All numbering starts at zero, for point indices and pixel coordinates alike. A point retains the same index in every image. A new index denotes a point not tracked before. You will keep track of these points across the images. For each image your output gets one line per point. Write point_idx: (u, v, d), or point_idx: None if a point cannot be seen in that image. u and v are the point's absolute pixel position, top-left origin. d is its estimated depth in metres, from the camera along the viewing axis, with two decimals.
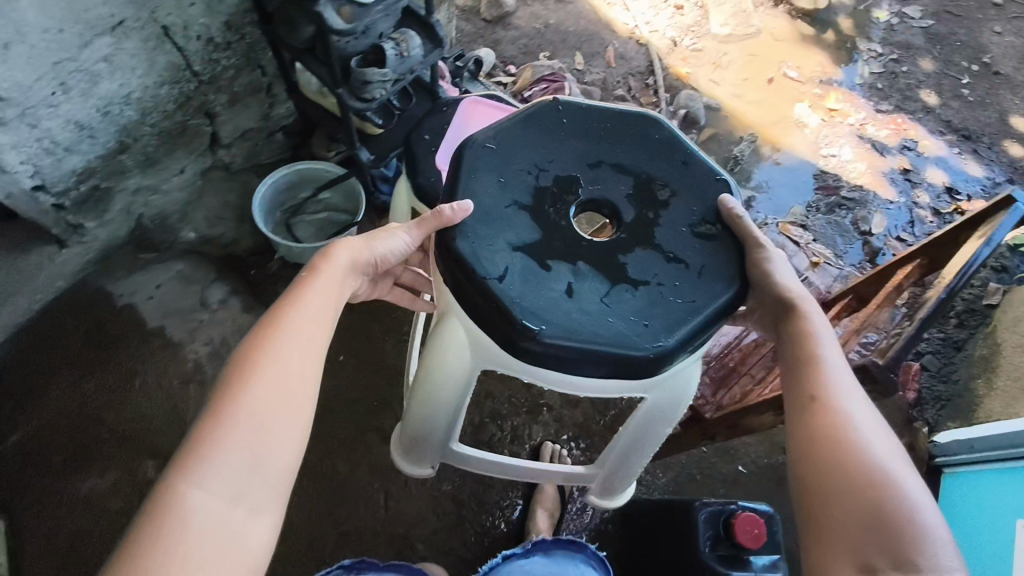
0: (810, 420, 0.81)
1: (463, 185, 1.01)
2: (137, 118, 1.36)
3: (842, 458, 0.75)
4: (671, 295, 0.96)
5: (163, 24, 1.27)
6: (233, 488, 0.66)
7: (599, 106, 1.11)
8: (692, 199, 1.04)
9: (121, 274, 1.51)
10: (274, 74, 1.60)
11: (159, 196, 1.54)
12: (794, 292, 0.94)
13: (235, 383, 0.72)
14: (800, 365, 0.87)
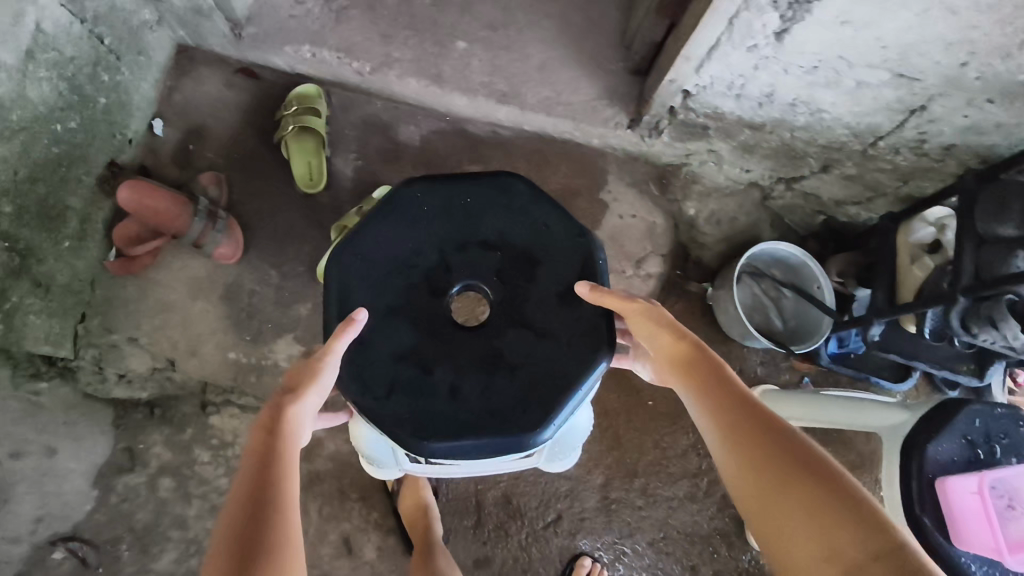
0: (773, 466, 0.75)
1: (344, 298, 1.02)
2: (798, 125, 1.25)
3: (823, 488, 0.72)
4: (544, 376, 0.99)
5: (926, 107, 1.11)
6: None
7: (449, 181, 1.08)
8: (555, 271, 1.04)
9: (624, 178, 1.50)
10: (903, 193, 1.41)
11: (714, 167, 1.46)
12: (683, 342, 0.87)
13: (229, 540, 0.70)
14: (735, 425, 0.80)
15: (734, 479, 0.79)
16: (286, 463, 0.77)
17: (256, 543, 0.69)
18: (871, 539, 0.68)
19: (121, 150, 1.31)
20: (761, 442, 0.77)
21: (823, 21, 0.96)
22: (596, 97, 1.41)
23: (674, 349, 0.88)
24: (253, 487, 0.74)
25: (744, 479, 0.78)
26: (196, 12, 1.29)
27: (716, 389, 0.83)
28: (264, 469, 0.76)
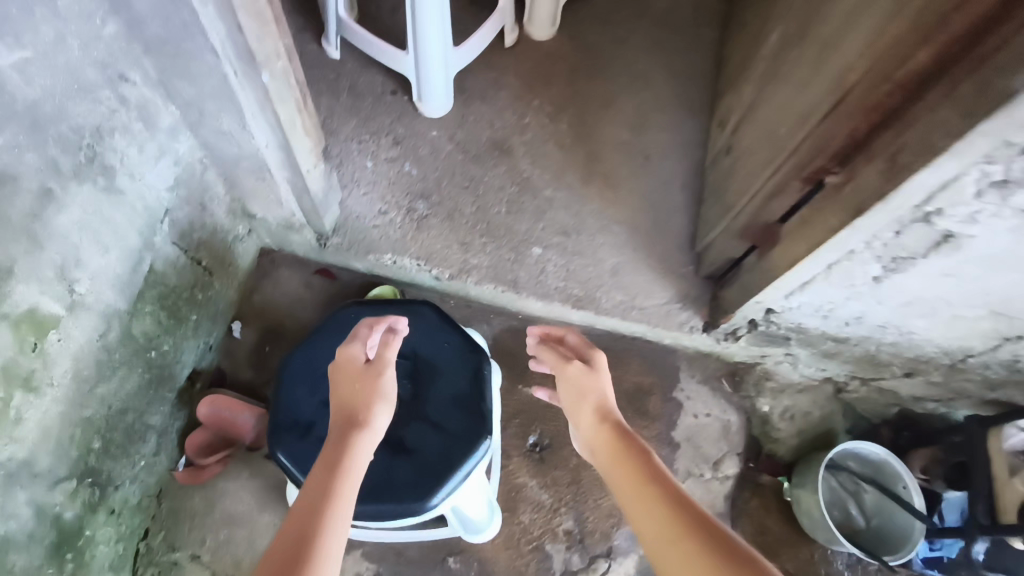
0: (648, 508, 0.80)
1: (279, 397, 1.05)
2: (881, 340, 1.24)
3: (687, 519, 0.77)
4: (435, 458, 1.01)
5: (1016, 337, 1.11)
6: None
7: (376, 301, 1.15)
8: (454, 376, 1.08)
9: (697, 376, 1.48)
10: (985, 399, 1.38)
11: (787, 367, 1.46)
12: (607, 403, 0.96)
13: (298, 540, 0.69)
14: (621, 468, 0.86)
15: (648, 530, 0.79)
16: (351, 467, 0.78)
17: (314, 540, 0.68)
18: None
19: (201, 357, 1.31)
20: (634, 479, 0.84)
21: (924, 272, 0.97)
22: (669, 300, 1.43)
23: (585, 403, 0.97)
24: (318, 488, 0.74)
25: (629, 516, 0.82)
26: (289, 228, 1.34)
27: (607, 436, 0.92)
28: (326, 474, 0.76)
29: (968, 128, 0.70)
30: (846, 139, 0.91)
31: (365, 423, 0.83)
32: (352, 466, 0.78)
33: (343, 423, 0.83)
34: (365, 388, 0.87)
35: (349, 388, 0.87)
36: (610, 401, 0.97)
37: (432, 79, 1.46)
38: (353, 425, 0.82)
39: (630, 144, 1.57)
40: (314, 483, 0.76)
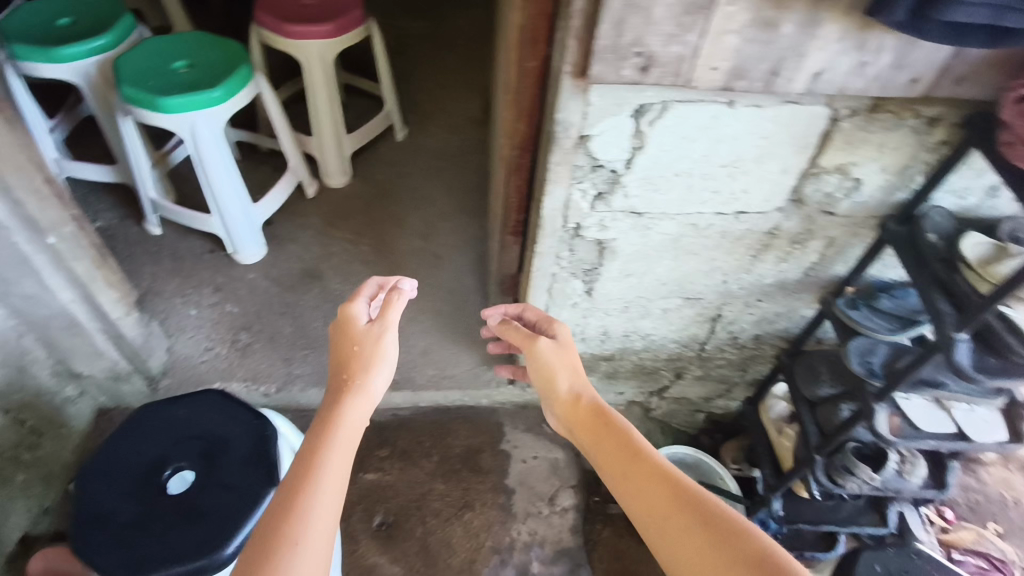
0: (648, 490, 0.82)
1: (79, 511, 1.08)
2: (637, 348, 1.51)
3: (681, 497, 0.80)
4: (225, 518, 1.02)
5: (719, 314, 1.41)
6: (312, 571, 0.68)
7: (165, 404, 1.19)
8: (240, 443, 1.11)
9: (520, 426, 1.67)
10: (748, 380, 1.65)
11: (591, 397, 1.69)
12: (578, 381, 1.00)
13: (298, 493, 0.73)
14: (609, 447, 0.90)
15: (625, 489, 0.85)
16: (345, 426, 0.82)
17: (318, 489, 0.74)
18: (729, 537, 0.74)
19: (35, 521, 1.33)
20: (623, 459, 0.87)
21: (611, 277, 1.27)
22: (475, 363, 1.66)
23: (561, 381, 0.99)
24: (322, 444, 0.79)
25: (615, 484, 0.86)
26: (116, 378, 1.47)
27: (590, 420, 0.94)
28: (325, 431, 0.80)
29: (549, 163, 1.03)
30: (516, 194, 1.24)
31: (359, 385, 0.86)
32: (347, 426, 0.82)
33: (341, 392, 0.86)
34: (364, 357, 0.89)
35: (348, 360, 0.89)
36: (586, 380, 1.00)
37: (239, 231, 1.74)
38: (353, 396, 0.85)
39: (424, 249, 1.88)
40: (304, 455, 0.78)
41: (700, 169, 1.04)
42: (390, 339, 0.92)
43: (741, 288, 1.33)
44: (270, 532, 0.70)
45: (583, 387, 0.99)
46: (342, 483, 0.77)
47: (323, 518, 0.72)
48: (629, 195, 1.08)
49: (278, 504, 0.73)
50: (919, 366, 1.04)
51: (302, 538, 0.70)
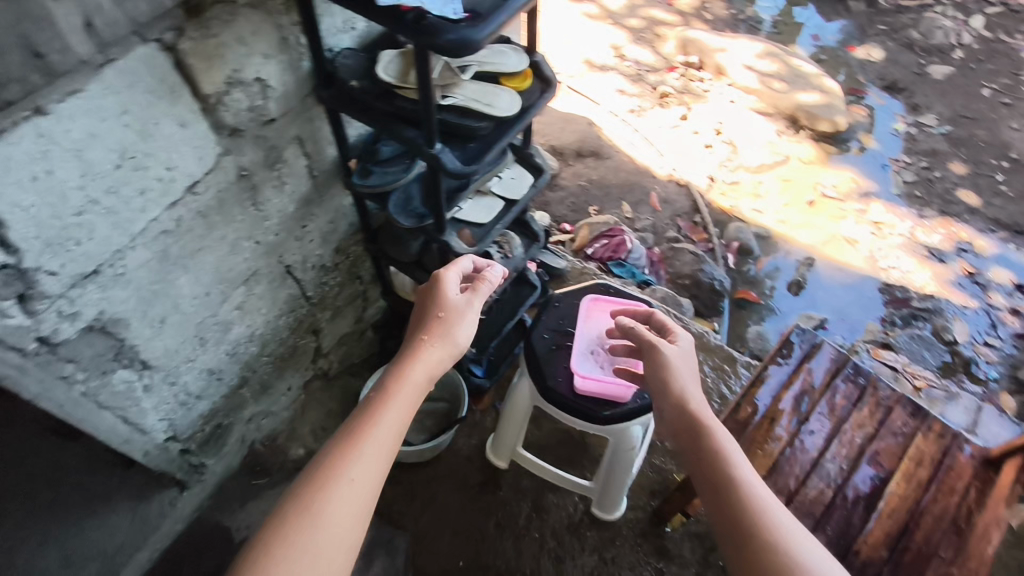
0: (738, 516, 0.90)
1: None
2: (257, 352, 1.37)
3: (775, 573, 0.83)
4: None
5: (287, 265, 1.33)
6: (359, 490, 0.86)
7: None
8: None
9: (235, 506, 1.45)
10: (370, 280, 1.68)
11: (270, 418, 1.53)
12: (686, 389, 1.05)
13: (362, 432, 0.91)
14: (712, 467, 0.96)
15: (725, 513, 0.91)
16: (412, 376, 0.99)
17: (376, 427, 0.92)
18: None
19: None
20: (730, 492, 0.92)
21: (148, 336, 1.04)
22: (129, 511, 1.31)
23: (676, 386, 1.05)
24: (391, 389, 0.97)
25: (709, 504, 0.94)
26: None
27: (692, 433, 1.01)
28: (394, 384, 0.98)
29: None
30: None
31: (431, 344, 1.04)
32: (415, 373, 1.00)
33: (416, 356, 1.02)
34: (444, 327, 1.06)
35: (433, 328, 1.06)
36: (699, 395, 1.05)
37: None
38: (426, 362, 1.02)
39: None
40: (375, 403, 0.95)
41: (98, 187, 0.84)
42: (461, 322, 1.08)
43: (275, 233, 1.23)
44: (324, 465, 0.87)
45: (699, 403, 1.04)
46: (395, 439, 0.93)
47: (371, 464, 0.88)
48: (55, 268, 0.83)
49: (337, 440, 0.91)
50: (437, 178, 1.09)
51: (342, 480, 0.86)
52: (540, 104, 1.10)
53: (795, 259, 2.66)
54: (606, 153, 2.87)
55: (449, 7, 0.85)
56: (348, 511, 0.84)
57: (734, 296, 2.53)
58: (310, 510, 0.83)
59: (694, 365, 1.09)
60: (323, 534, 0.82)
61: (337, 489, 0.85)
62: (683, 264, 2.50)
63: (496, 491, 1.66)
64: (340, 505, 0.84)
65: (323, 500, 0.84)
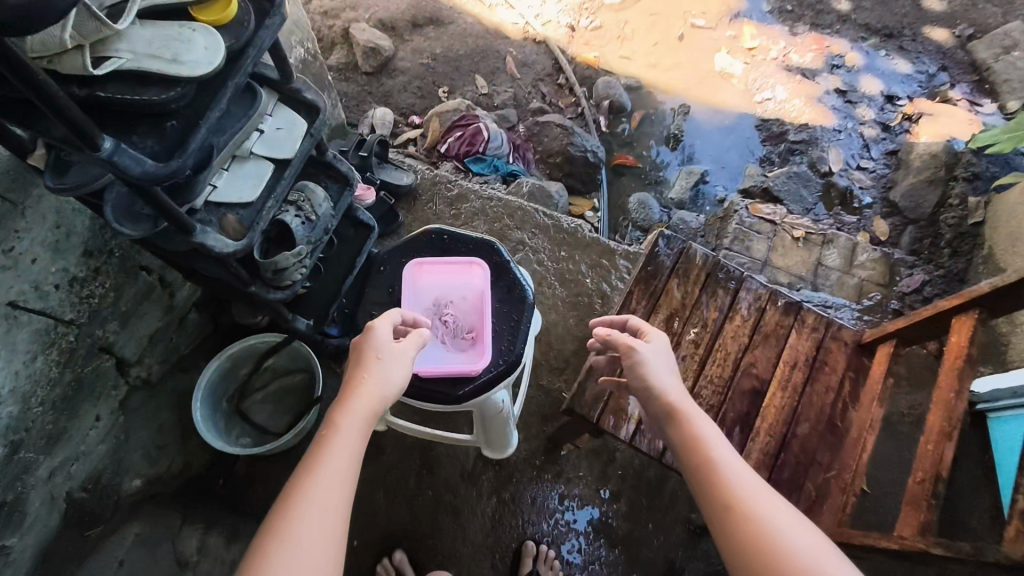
0: (729, 509, 0.80)
1: None
2: (20, 410, 1.08)
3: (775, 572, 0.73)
4: None
5: (9, 302, 1.01)
6: (316, 536, 0.79)
7: None
8: None
9: (72, 568, 1.22)
10: (162, 266, 1.35)
11: (81, 461, 1.26)
12: (669, 393, 0.96)
13: (307, 475, 0.84)
14: (699, 460, 0.87)
15: (712, 507, 0.82)
16: (348, 411, 0.91)
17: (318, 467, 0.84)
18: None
19: None
20: (708, 467, 0.86)
21: None
22: None
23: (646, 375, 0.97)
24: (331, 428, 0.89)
25: (701, 501, 0.85)
26: None
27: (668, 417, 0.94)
28: (333, 425, 0.90)
29: None
30: None
31: (365, 376, 0.95)
32: (353, 407, 0.92)
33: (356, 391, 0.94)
34: (379, 360, 0.97)
35: (364, 362, 0.98)
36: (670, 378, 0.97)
37: None
38: (366, 394, 0.94)
39: None
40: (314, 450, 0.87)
41: None
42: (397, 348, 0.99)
43: None
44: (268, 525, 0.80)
45: (674, 390, 0.96)
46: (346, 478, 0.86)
47: (321, 514, 0.81)
48: None
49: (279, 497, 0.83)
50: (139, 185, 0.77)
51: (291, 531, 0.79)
52: (262, 41, 0.77)
53: (670, 108, 2.44)
54: (447, 17, 2.43)
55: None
56: (307, 561, 0.77)
57: (610, 164, 2.34)
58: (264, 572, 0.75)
59: (673, 359, 1.01)
60: None
61: (291, 542, 0.77)
62: (551, 139, 2.22)
63: (380, 456, 1.55)
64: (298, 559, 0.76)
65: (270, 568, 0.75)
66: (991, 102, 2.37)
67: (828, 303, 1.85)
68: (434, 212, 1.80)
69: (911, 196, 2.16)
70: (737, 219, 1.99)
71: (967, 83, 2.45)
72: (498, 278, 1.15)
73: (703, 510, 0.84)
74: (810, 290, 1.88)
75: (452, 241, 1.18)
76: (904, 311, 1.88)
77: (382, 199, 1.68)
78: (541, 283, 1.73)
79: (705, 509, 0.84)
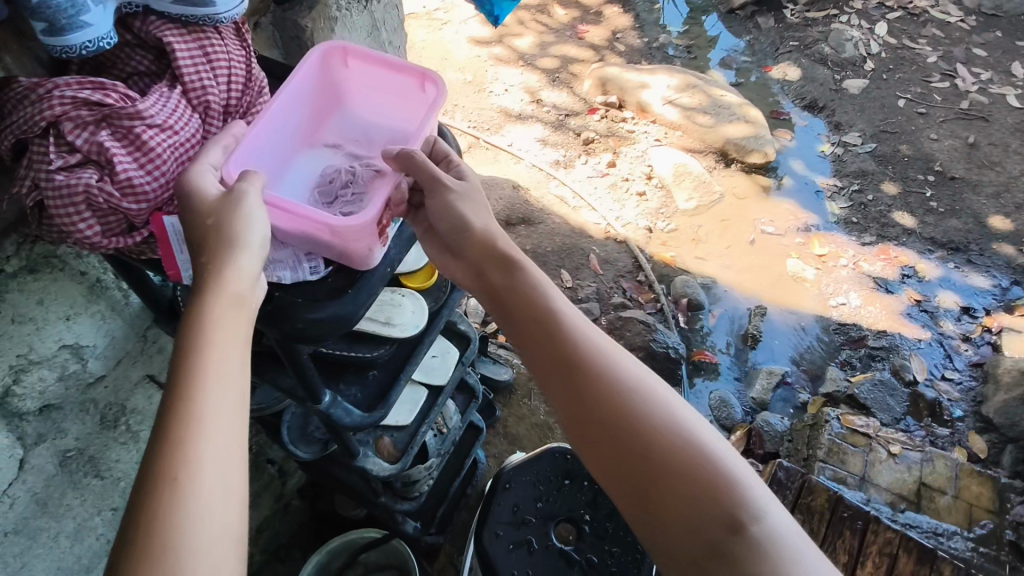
0: (597, 416, 0.74)
1: None
2: None
3: (659, 470, 0.69)
4: None
5: None
6: (216, 467, 0.58)
7: None
8: None
9: None
10: (284, 457, 1.42)
11: None
12: (501, 247, 0.86)
13: (173, 403, 0.59)
14: (551, 355, 0.78)
15: (579, 413, 0.75)
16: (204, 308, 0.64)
17: (186, 391, 0.60)
18: (696, 477, 0.68)
19: None
20: (556, 333, 0.79)
21: None
22: None
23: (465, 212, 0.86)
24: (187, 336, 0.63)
25: (564, 397, 0.76)
26: None
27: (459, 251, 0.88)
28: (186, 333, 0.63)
29: None
30: None
31: (219, 254, 0.66)
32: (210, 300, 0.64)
33: (212, 288, 0.65)
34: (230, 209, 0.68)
35: (216, 240, 0.67)
36: (489, 218, 0.87)
37: None
38: (227, 285, 0.66)
39: None
40: (178, 394, 0.60)
41: None
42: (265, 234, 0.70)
43: None
44: (146, 505, 0.54)
45: (497, 235, 0.87)
46: (237, 416, 0.62)
47: (218, 438, 0.59)
48: None
49: (151, 473, 0.56)
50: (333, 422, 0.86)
51: (190, 498, 0.56)
52: (453, 301, 0.91)
53: (745, 307, 2.53)
54: (538, 218, 2.67)
55: (306, 267, 0.72)
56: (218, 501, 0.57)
57: (690, 359, 2.39)
58: (164, 545, 0.53)
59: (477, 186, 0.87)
60: (206, 548, 0.54)
61: (197, 491, 0.56)
62: (634, 333, 2.31)
63: None
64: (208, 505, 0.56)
65: (171, 517, 0.54)
66: None
67: (937, 530, 1.75)
68: (529, 407, 1.86)
69: (1005, 413, 2.12)
70: (828, 431, 1.97)
71: None
72: None
73: (564, 416, 0.77)
74: (914, 513, 1.79)
75: (575, 460, 1.22)
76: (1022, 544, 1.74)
77: (483, 393, 1.74)
78: None
79: (569, 414, 0.76)
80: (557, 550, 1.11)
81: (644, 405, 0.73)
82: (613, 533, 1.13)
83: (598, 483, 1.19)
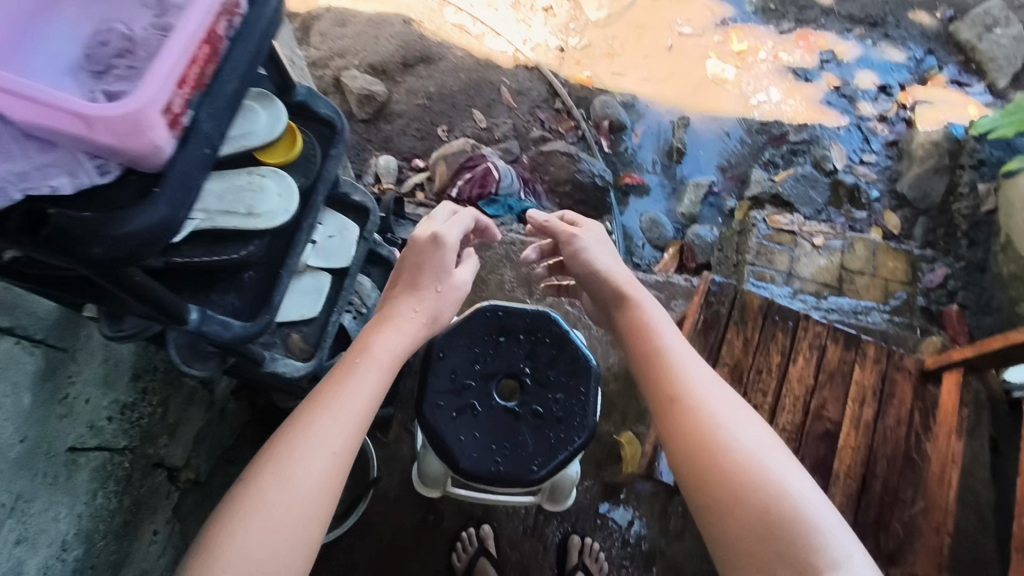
0: (680, 440, 0.80)
1: None
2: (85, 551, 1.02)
3: (732, 503, 0.73)
4: None
5: (67, 448, 0.96)
6: (337, 442, 0.77)
7: None
8: None
9: None
10: None
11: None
12: (624, 285, 1.02)
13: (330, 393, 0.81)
14: (660, 378, 0.87)
15: (670, 436, 0.81)
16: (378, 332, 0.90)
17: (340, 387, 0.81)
18: (770, 515, 0.71)
19: None
20: (663, 373, 0.87)
21: None
22: None
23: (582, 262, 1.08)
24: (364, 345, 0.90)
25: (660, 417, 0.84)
26: None
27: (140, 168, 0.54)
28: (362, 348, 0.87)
29: None
30: None
31: (390, 322, 0.92)
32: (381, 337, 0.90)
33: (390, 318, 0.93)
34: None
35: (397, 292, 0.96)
36: (611, 265, 1.07)
37: None
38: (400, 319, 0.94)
39: None
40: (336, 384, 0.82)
41: None
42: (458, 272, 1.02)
43: (21, 440, 0.88)
44: (276, 449, 0.76)
45: (620, 273, 1.05)
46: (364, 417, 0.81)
47: (339, 427, 0.78)
48: None
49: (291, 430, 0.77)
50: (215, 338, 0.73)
51: (304, 453, 0.75)
52: (327, 175, 0.75)
53: (668, 120, 2.42)
54: (437, 54, 2.38)
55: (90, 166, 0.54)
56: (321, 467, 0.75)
57: (618, 184, 2.32)
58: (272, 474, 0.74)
59: (601, 237, 1.12)
60: (294, 498, 0.73)
61: (306, 454, 0.75)
62: (558, 168, 2.20)
63: (439, 523, 1.52)
64: (312, 466, 0.75)
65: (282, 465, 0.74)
66: (980, 85, 2.45)
67: (857, 309, 1.88)
68: None
69: (918, 186, 2.18)
70: (756, 235, 1.99)
71: (954, 65, 2.50)
72: (560, 349, 1.14)
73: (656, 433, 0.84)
74: (837, 297, 1.89)
75: (508, 316, 1.16)
76: (931, 308, 1.91)
77: None
78: (575, 324, 1.72)
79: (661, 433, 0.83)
80: (502, 408, 1.10)
81: (735, 437, 0.78)
82: (555, 380, 1.12)
83: (535, 335, 1.15)
